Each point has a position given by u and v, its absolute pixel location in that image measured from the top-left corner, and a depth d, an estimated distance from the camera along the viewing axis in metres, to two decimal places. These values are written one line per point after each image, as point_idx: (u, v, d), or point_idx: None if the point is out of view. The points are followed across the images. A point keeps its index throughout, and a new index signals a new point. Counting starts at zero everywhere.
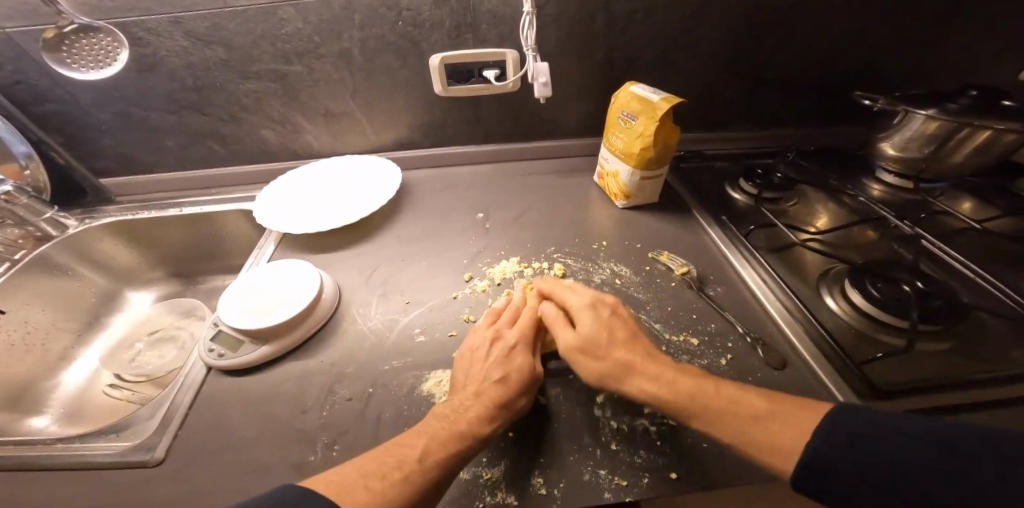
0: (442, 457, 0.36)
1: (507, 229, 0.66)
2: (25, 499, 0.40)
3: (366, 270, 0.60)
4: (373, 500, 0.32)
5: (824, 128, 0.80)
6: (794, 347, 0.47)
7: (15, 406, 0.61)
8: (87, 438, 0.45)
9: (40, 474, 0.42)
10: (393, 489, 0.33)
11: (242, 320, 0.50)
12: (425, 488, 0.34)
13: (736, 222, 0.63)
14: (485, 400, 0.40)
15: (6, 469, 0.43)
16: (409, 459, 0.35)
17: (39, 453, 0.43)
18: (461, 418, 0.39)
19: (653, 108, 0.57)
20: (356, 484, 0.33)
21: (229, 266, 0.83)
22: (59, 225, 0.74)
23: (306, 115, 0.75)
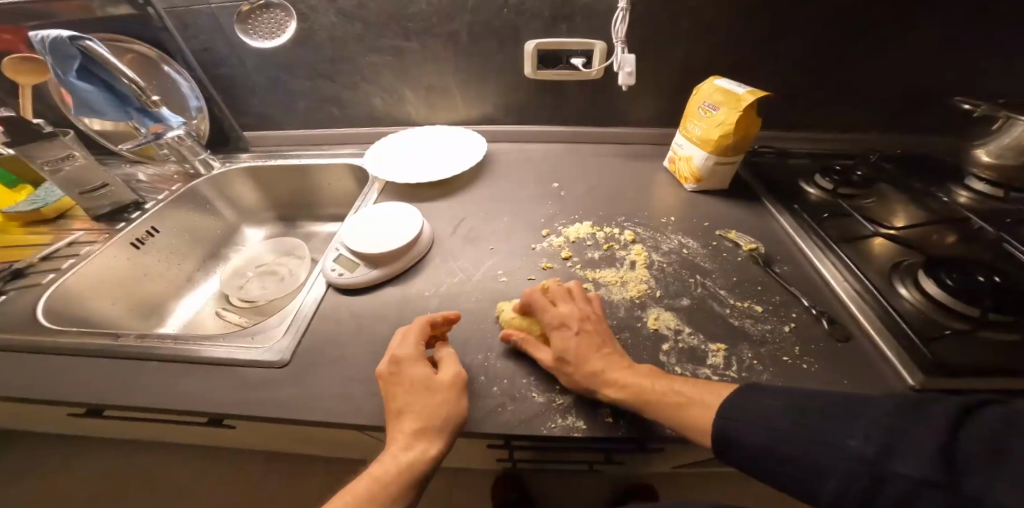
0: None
1: (581, 200, 0.72)
2: (188, 384, 0.51)
3: (454, 220, 0.69)
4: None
5: (910, 135, 0.79)
6: (883, 351, 0.46)
7: (148, 318, 0.77)
8: (226, 339, 0.56)
9: (196, 365, 0.54)
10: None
11: (358, 245, 0.60)
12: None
13: (809, 211, 0.65)
14: (402, 456, 0.39)
15: (164, 359, 0.55)
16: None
17: (192, 347, 0.55)
18: (378, 475, 0.39)
19: (738, 98, 0.60)
20: None
21: (324, 215, 0.96)
22: (208, 166, 0.89)
23: (411, 87, 0.86)
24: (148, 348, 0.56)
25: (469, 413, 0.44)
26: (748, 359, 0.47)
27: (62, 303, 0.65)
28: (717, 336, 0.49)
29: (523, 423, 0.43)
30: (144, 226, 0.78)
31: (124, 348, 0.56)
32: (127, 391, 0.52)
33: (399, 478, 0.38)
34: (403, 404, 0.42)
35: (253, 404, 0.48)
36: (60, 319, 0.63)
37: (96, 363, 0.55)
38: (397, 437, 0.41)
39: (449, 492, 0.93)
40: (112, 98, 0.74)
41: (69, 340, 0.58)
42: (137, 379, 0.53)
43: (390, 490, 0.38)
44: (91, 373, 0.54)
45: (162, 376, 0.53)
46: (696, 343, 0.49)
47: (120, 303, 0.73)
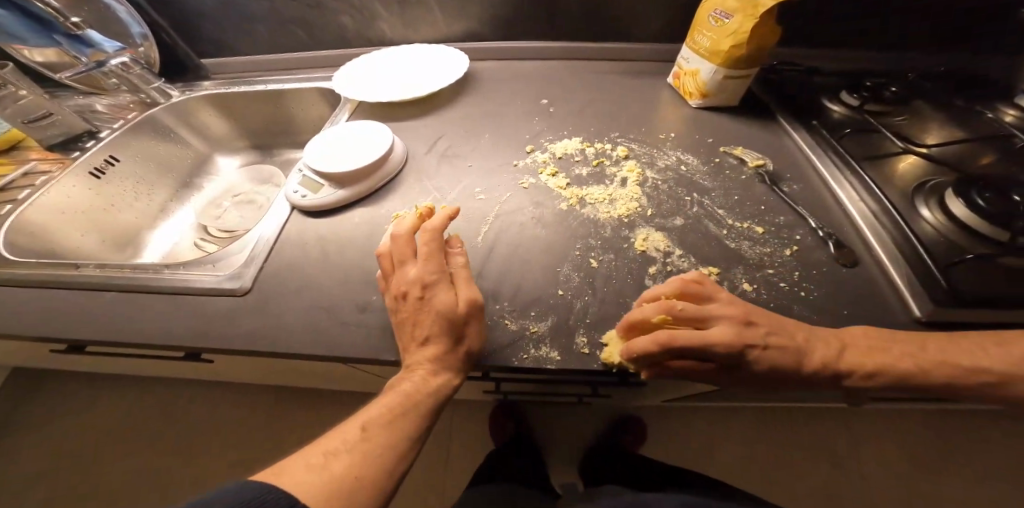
0: (391, 430, 0.33)
1: (572, 118, 0.64)
2: (149, 315, 0.48)
3: (431, 139, 0.62)
4: (321, 477, 0.29)
5: (952, 48, 0.69)
6: (896, 289, 0.41)
7: (121, 250, 0.72)
8: (186, 267, 0.52)
9: (157, 294, 0.50)
10: (344, 463, 0.30)
11: (319, 162, 0.53)
12: (372, 461, 0.31)
13: (828, 128, 0.58)
14: (434, 377, 0.36)
15: (123, 288, 0.51)
16: (351, 438, 0.32)
17: (150, 276, 0.51)
18: (408, 391, 0.35)
19: (754, 4, 0.51)
20: (318, 467, 0.29)
21: (300, 143, 0.88)
22: (165, 95, 0.82)
23: (383, 0, 0.76)
24: (105, 278, 0.52)
25: None
26: (741, 284, 0.42)
27: (25, 238, 0.61)
28: (711, 259, 0.45)
29: (490, 351, 0.40)
30: (101, 155, 0.72)
31: (81, 280, 0.52)
32: (86, 322, 0.49)
33: (429, 397, 0.35)
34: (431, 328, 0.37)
35: (215, 330, 0.44)
36: (24, 252, 0.60)
37: (54, 295, 0.52)
38: (423, 359, 0.37)
39: (443, 424, 0.93)
40: (29, 23, 0.67)
41: (28, 271, 0.54)
42: (96, 310, 0.50)
43: (420, 407, 0.34)
44: (51, 304, 0.51)
45: (121, 307, 0.49)
46: (685, 266, 0.44)
47: (92, 235, 0.69)
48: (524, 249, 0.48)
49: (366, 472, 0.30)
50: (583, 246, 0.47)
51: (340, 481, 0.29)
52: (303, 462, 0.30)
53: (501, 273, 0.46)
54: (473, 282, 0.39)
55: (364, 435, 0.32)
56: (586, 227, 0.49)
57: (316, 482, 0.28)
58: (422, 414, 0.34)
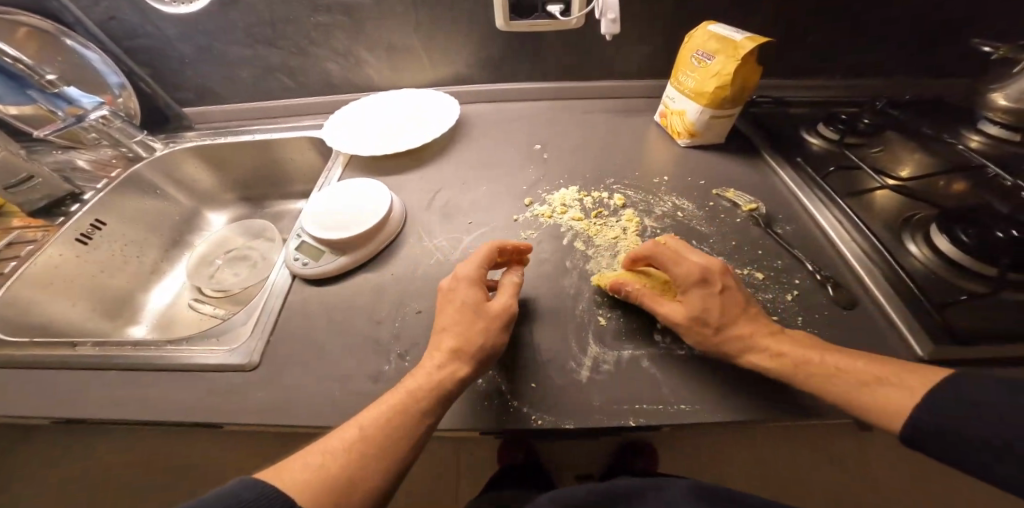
0: (391, 427, 0.36)
1: (567, 162, 0.66)
2: (150, 395, 0.45)
3: (428, 192, 0.62)
4: (312, 473, 0.33)
5: (916, 77, 0.73)
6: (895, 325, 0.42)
7: (115, 315, 0.70)
8: (191, 342, 0.49)
9: (160, 373, 0.47)
10: (335, 461, 0.34)
11: (320, 229, 0.53)
12: (358, 460, 0.34)
13: (813, 165, 0.60)
14: (435, 373, 0.39)
15: (123, 368, 0.48)
16: (350, 436, 0.35)
17: (152, 353, 0.48)
18: (413, 390, 0.38)
19: (735, 46, 0.53)
20: (313, 465, 0.33)
21: (293, 193, 0.87)
22: (149, 148, 0.79)
23: (369, 48, 0.77)
24: (104, 357, 0.49)
25: (458, 412, 0.43)
26: None
27: (14, 311, 0.58)
28: None
29: (508, 416, 0.42)
30: (88, 219, 0.69)
31: (81, 360, 0.49)
32: (79, 407, 0.45)
33: (430, 394, 0.38)
34: (448, 321, 0.43)
35: (222, 412, 0.42)
36: (13, 329, 0.56)
37: (46, 378, 0.48)
38: (434, 356, 0.41)
39: None
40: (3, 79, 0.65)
41: (19, 353, 0.51)
42: (90, 394, 0.46)
43: (421, 403, 0.37)
44: (45, 387, 0.47)
45: (119, 388, 0.46)
46: None
47: (82, 304, 0.66)
48: (535, 309, 0.50)
49: (355, 473, 0.33)
50: (598, 303, 0.51)
51: (337, 481, 0.33)
52: (305, 458, 0.34)
53: (516, 336, 0.48)
54: (510, 294, 0.45)
55: (360, 435, 0.35)
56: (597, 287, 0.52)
57: (314, 483, 0.32)
58: (414, 414, 0.36)
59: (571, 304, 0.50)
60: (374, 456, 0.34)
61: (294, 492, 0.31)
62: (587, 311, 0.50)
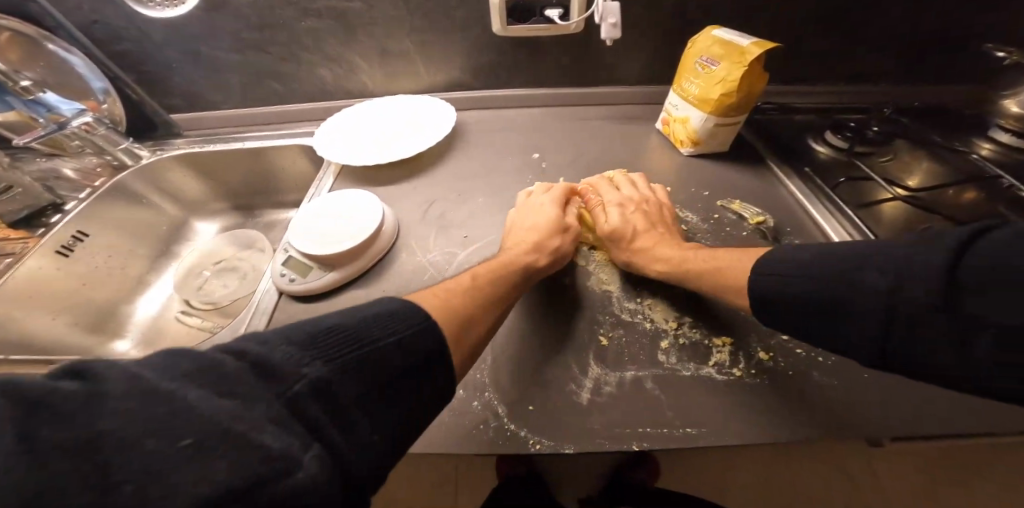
0: (494, 288, 0.43)
1: (566, 172, 0.64)
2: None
3: (422, 204, 0.60)
4: (441, 303, 0.37)
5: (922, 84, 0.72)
6: None
7: (97, 330, 0.67)
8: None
9: None
10: (456, 298, 0.39)
11: (308, 244, 0.50)
12: (475, 306, 0.39)
13: (821, 175, 0.58)
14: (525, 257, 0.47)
15: None
16: (462, 284, 0.41)
17: None
18: (508, 261, 0.46)
19: (741, 51, 0.51)
20: (432, 293, 0.38)
21: (285, 202, 0.85)
22: (135, 156, 0.76)
23: (362, 54, 0.74)
24: None
25: (452, 439, 0.40)
26: (754, 354, 0.45)
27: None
28: (720, 327, 0.47)
29: (505, 443, 0.40)
30: (69, 231, 0.67)
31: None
32: None
33: (522, 270, 0.46)
34: (530, 224, 0.52)
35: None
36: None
37: None
38: (520, 246, 0.49)
39: None
40: None
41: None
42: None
43: (516, 276, 0.46)
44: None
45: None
46: (697, 337, 0.47)
47: (64, 317, 0.64)
48: (535, 326, 0.48)
49: (472, 315, 0.38)
50: (600, 320, 0.49)
51: (456, 310, 0.37)
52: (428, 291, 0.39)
53: (513, 355, 0.46)
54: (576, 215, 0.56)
55: (476, 283, 0.42)
56: (598, 302, 0.50)
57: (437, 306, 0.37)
58: (513, 282, 0.45)
59: (570, 321, 0.49)
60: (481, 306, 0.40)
61: (434, 314, 0.35)
62: (587, 328, 0.48)
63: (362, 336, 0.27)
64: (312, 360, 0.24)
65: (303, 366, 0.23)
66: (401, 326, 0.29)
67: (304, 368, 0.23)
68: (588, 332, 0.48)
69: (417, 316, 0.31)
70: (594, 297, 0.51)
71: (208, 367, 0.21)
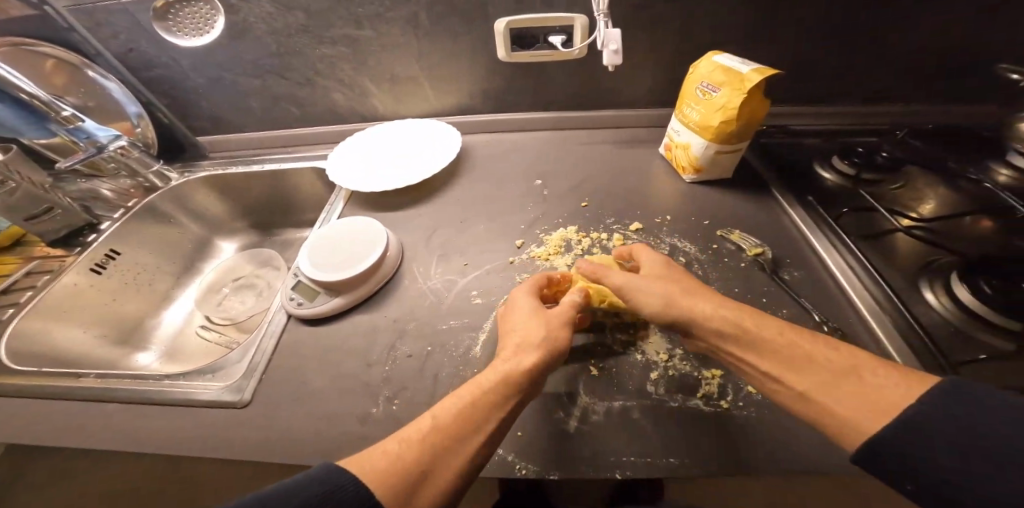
0: (466, 415, 0.36)
1: (566, 199, 0.65)
2: (145, 431, 0.45)
3: (427, 230, 0.63)
4: (386, 462, 0.32)
5: (937, 105, 0.69)
6: None
7: (124, 343, 0.71)
8: (188, 377, 0.50)
9: (158, 407, 0.47)
10: (408, 451, 0.33)
11: (315, 271, 0.53)
12: (436, 452, 0.33)
13: (825, 204, 0.57)
14: (507, 365, 0.40)
15: (125, 402, 0.48)
16: (424, 426, 0.35)
17: (151, 386, 0.49)
18: (485, 380, 0.39)
19: (741, 78, 0.50)
20: (374, 449, 0.33)
21: (301, 221, 0.89)
22: (165, 179, 0.82)
23: (373, 79, 0.78)
24: (107, 389, 0.49)
25: None
26: (744, 385, 0.45)
27: (27, 341, 0.59)
28: (711, 359, 0.48)
29: (492, 467, 0.41)
30: (103, 249, 0.72)
31: (87, 392, 0.50)
32: (81, 436, 0.46)
33: (501, 385, 0.39)
34: (518, 324, 0.45)
35: (212, 452, 0.42)
36: (24, 358, 0.58)
37: (50, 411, 0.49)
38: (508, 347, 0.43)
39: None
40: (21, 113, 0.67)
41: (29, 383, 0.52)
42: (92, 429, 0.46)
43: (495, 395, 0.38)
44: (48, 421, 0.48)
45: (117, 423, 0.46)
46: (687, 369, 0.47)
47: (93, 330, 0.68)
48: None
49: (428, 470, 0.32)
50: (592, 350, 0.50)
51: (406, 464, 0.32)
52: (375, 447, 0.33)
53: None
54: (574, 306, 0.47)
55: (436, 422, 0.35)
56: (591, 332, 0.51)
57: (382, 468, 0.31)
58: (492, 402, 0.38)
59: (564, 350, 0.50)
60: (450, 450, 0.34)
61: (375, 483, 0.30)
62: (580, 359, 0.49)
63: None
64: None
65: None
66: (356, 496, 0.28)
67: None
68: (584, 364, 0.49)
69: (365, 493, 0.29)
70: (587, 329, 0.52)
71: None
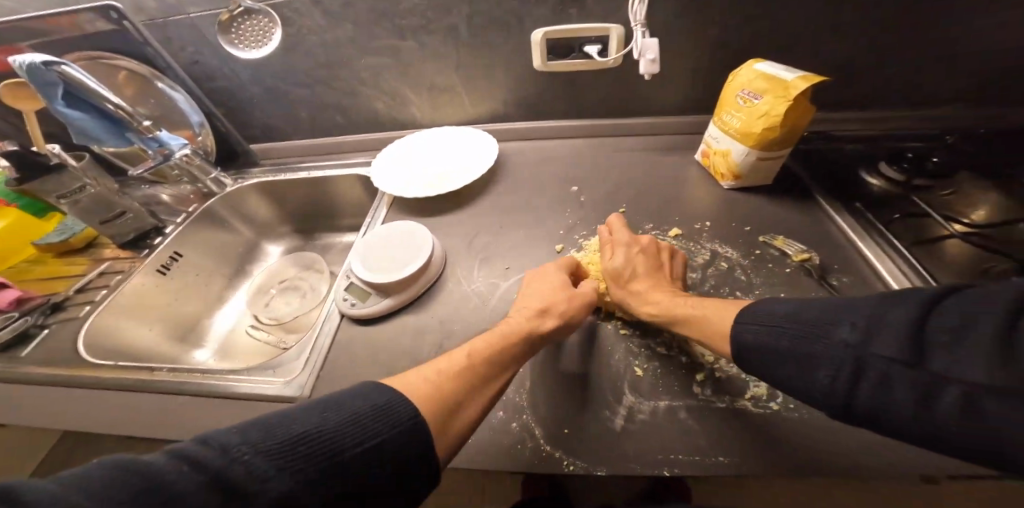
0: (487, 361, 0.42)
1: (604, 205, 0.66)
2: (215, 423, 0.48)
3: (468, 235, 0.65)
4: (430, 390, 0.37)
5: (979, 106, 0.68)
6: None
7: (184, 339, 0.76)
8: (251, 372, 0.52)
9: (225, 404, 0.50)
10: (444, 382, 0.38)
11: (369, 272, 0.56)
12: (466, 387, 0.39)
13: (869, 209, 0.57)
14: (528, 331, 0.46)
15: (196, 395, 0.51)
16: (457, 364, 0.41)
17: (218, 382, 0.51)
18: (506, 334, 0.45)
19: (785, 86, 0.50)
20: (416, 378, 0.38)
21: (342, 227, 0.93)
22: (220, 184, 0.86)
23: (413, 89, 0.81)
24: (179, 383, 0.52)
25: (491, 448, 0.44)
26: None
27: (100, 339, 0.64)
28: None
29: (541, 462, 0.42)
30: (168, 252, 0.77)
31: (160, 383, 0.53)
32: (159, 427, 0.49)
33: (522, 340, 0.45)
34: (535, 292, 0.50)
35: None
36: (96, 353, 0.62)
37: (126, 398, 0.53)
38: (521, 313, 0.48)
39: None
40: (105, 123, 0.69)
41: (108, 375, 0.56)
42: (166, 420, 0.49)
43: (511, 349, 0.44)
44: (126, 411, 0.51)
45: (188, 416, 0.49)
46: (734, 373, 0.47)
47: (156, 328, 0.72)
48: (578, 353, 0.52)
49: (461, 399, 0.38)
50: (639, 351, 0.51)
51: (439, 393, 0.37)
52: (414, 375, 0.39)
53: (555, 379, 0.49)
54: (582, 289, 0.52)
55: (469, 361, 0.41)
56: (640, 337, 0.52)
57: (429, 394, 0.36)
58: (512, 354, 0.44)
59: (613, 353, 0.51)
60: (476, 389, 0.40)
61: (422, 404, 0.35)
62: (628, 361, 0.50)
63: (336, 445, 0.29)
64: (276, 472, 0.26)
65: (268, 481, 0.25)
66: (382, 426, 0.31)
67: (268, 483, 0.25)
68: (634, 366, 0.49)
69: (401, 418, 0.32)
70: (633, 336, 0.52)
71: (156, 475, 0.23)
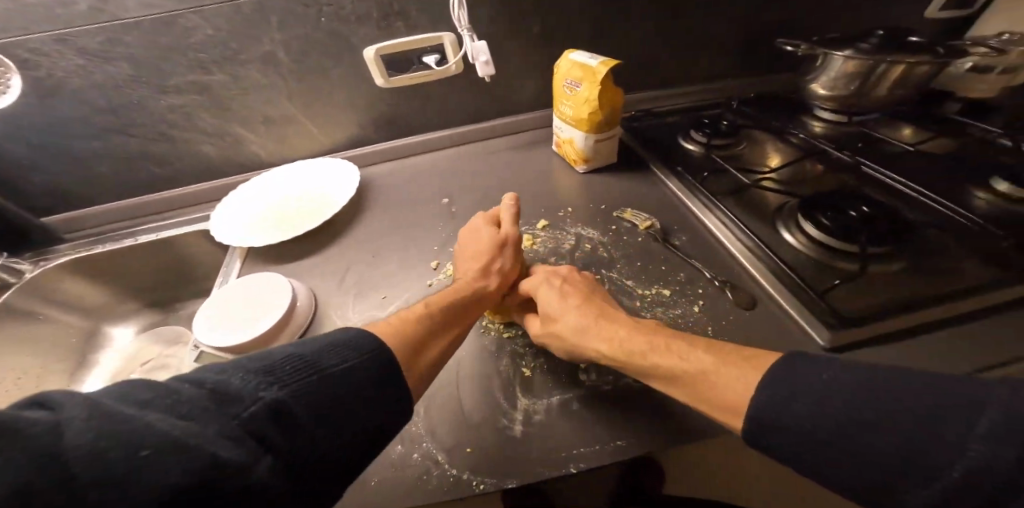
0: (446, 308, 0.45)
1: (477, 213, 0.66)
2: None
3: (338, 273, 0.58)
4: (393, 330, 0.39)
5: (749, 75, 0.85)
6: (789, 313, 0.46)
7: None
8: None
9: None
10: (406, 324, 0.41)
11: (222, 335, 0.47)
12: (429, 328, 0.42)
13: (691, 172, 0.65)
14: (482, 276, 0.50)
15: None
16: (418, 310, 0.44)
17: None
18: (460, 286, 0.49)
19: (593, 72, 0.57)
20: (381, 322, 0.41)
21: (195, 294, 0.78)
22: (15, 272, 0.67)
23: (244, 125, 0.71)
24: None
25: (389, 491, 0.38)
26: None
27: None
28: None
29: (445, 489, 0.38)
30: None
31: None
32: None
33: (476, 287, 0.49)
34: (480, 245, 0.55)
35: None
36: None
37: None
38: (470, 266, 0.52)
39: None
40: None
41: None
42: None
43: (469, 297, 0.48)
44: None
45: None
46: None
47: None
48: (470, 367, 0.49)
49: (427, 337, 0.41)
50: (527, 351, 0.51)
51: (404, 333, 0.39)
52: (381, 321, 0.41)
53: (451, 397, 0.46)
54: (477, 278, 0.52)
55: (428, 308, 0.44)
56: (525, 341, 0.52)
57: (394, 333, 0.39)
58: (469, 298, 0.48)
59: (505, 360, 0.50)
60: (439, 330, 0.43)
61: (389, 341, 0.37)
62: (519, 363, 0.49)
63: (318, 363, 0.30)
64: (268, 384, 0.27)
65: (259, 390, 0.27)
66: (357, 351, 0.33)
67: (260, 393, 0.26)
68: (526, 366, 0.49)
69: (370, 345, 0.34)
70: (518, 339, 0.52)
71: (168, 389, 0.25)
